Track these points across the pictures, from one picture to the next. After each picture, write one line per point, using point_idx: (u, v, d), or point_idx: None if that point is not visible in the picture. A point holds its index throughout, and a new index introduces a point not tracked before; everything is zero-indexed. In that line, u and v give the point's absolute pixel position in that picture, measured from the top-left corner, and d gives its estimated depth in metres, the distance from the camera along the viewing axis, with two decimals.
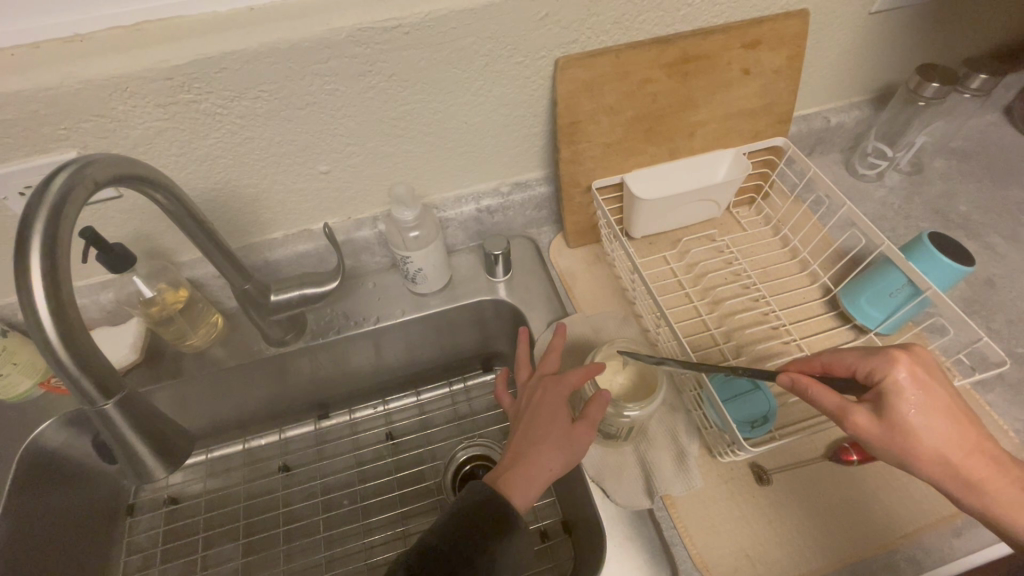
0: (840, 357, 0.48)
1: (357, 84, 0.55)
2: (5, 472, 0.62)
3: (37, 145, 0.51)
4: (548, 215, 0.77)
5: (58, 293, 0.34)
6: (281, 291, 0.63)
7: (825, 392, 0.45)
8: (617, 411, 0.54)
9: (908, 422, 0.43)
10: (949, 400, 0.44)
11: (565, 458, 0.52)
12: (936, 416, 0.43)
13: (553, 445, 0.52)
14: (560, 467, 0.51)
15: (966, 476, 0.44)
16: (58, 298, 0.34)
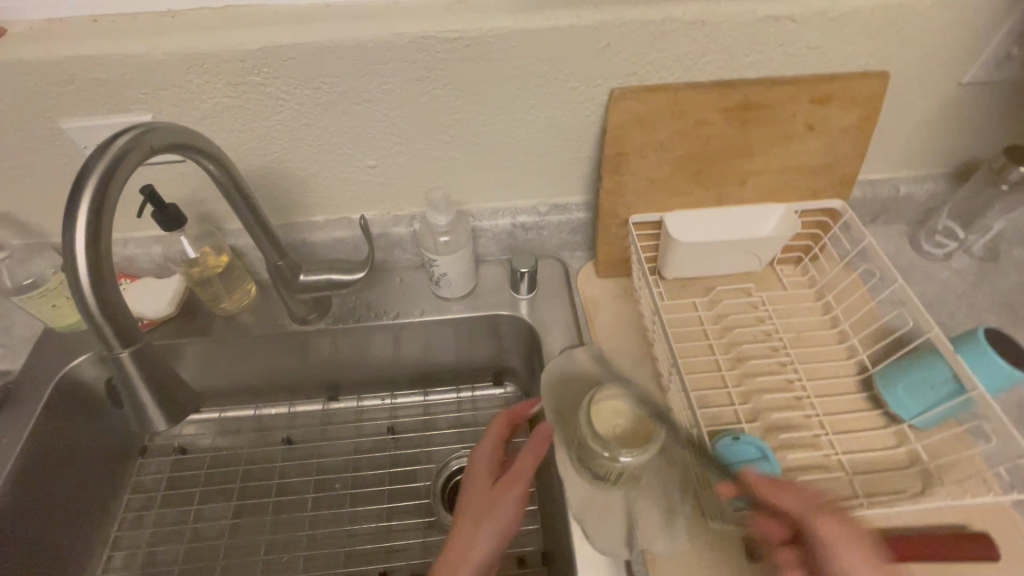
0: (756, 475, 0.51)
1: (413, 88, 0.57)
2: (42, 393, 0.66)
3: (117, 104, 0.55)
4: (583, 241, 0.76)
5: (97, 242, 0.37)
6: (309, 273, 0.65)
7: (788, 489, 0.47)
8: (612, 456, 0.52)
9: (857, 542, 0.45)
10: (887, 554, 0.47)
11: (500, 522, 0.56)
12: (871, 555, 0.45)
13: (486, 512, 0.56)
14: (493, 544, 0.55)
15: None
16: (96, 247, 0.37)
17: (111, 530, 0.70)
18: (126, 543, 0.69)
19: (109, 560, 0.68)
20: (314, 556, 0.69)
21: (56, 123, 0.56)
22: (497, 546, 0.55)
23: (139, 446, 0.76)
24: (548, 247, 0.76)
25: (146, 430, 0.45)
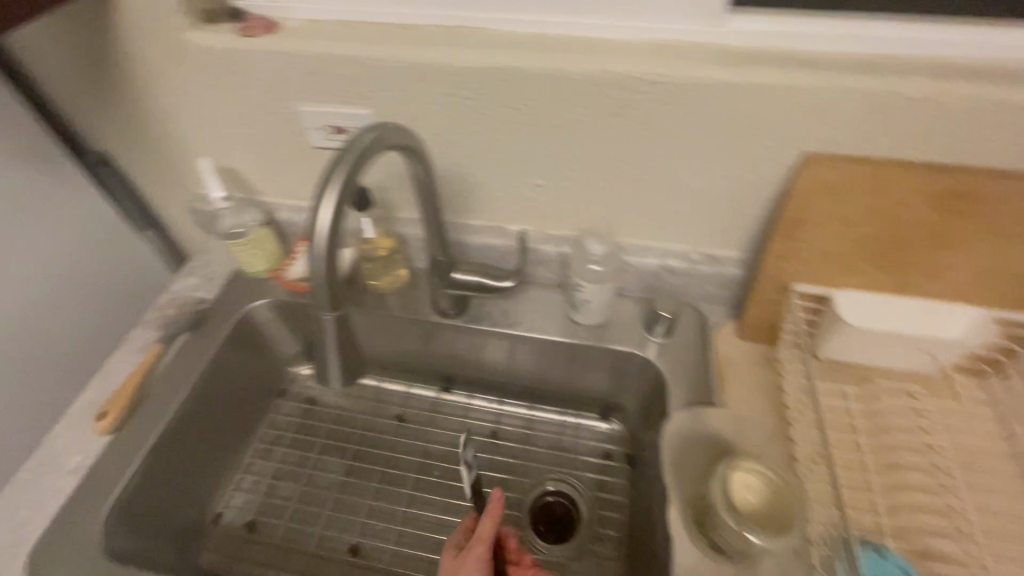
0: None
1: (605, 121, 0.59)
2: (224, 325, 0.76)
3: (347, 97, 0.63)
4: (728, 298, 0.73)
5: (339, 215, 0.43)
6: (463, 271, 0.69)
7: None
8: (740, 531, 0.50)
9: None
10: None
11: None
12: None
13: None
14: None
15: None
16: (338, 219, 0.43)
17: (245, 457, 0.79)
18: (255, 472, 0.78)
19: (240, 483, 0.77)
20: (405, 532, 0.73)
21: (292, 106, 0.66)
22: None
23: (279, 387, 0.86)
24: (689, 296, 0.74)
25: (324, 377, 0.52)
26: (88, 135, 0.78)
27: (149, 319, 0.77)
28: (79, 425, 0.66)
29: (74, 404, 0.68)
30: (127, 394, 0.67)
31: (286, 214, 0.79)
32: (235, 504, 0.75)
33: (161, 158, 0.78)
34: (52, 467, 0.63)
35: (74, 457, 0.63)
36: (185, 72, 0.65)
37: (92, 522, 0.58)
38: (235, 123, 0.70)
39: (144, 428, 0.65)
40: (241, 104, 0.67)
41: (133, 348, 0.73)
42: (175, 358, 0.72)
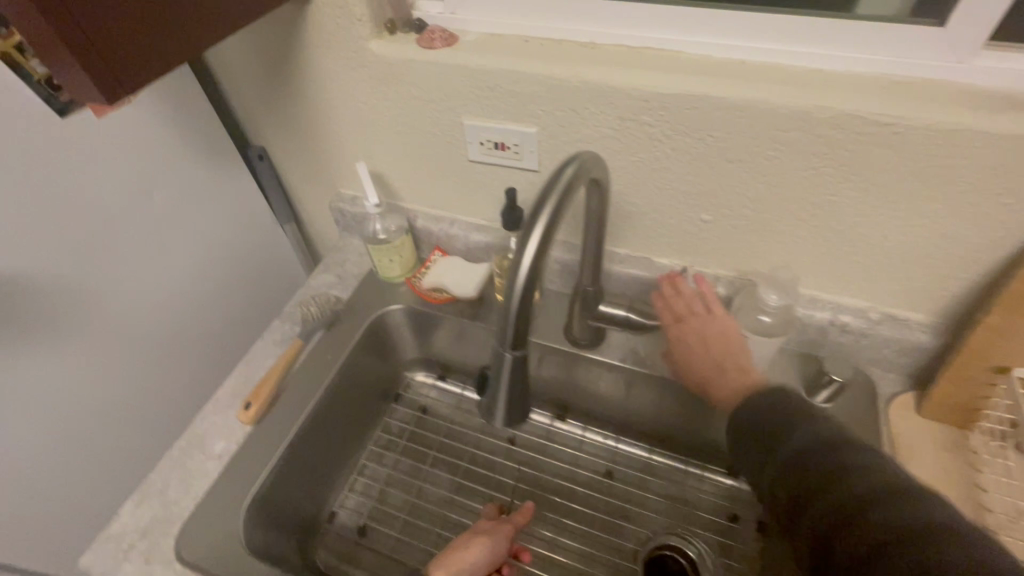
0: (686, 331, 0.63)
1: (804, 161, 0.52)
2: (359, 329, 0.77)
3: (514, 114, 0.61)
4: (906, 366, 0.64)
5: (539, 257, 0.39)
6: (609, 305, 0.66)
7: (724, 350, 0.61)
8: None
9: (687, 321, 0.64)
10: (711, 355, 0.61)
11: (473, 563, 0.61)
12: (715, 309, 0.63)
13: (454, 553, 0.62)
14: (478, 559, 0.61)
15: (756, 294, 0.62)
16: (537, 261, 0.39)
17: (360, 458, 0.79)
18: (368, 475, 0.78)
19: (353, 484, 0.77)
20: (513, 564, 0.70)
21: (461, 119, 0.64)
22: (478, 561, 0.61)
23: (394, 392, 0.86)
24: (857, 357, 0.65)
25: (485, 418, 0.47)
26: (250, 130, 0.81)
27: (288, 312, 0.79)
28: (225, 412, 0.69)
29: (220, 391, 0.71)
30: (269, 389, 0.68)
31: (423, 221, 0.79)
32: (348, 505, 0.75)
33: (315, 156, 0.80)
34: (200, 450, 0.66)
35: (220, 443, 0.66)
36: (355, 79, 0.66)
37: (238, 514, 0.60)
38: (394, 130, 0.70)
39: (287, 421, 0.67)
40: (404, 113, 0.67)
41: (274, 340, 0.76)
42: (314, 355, 0.74)
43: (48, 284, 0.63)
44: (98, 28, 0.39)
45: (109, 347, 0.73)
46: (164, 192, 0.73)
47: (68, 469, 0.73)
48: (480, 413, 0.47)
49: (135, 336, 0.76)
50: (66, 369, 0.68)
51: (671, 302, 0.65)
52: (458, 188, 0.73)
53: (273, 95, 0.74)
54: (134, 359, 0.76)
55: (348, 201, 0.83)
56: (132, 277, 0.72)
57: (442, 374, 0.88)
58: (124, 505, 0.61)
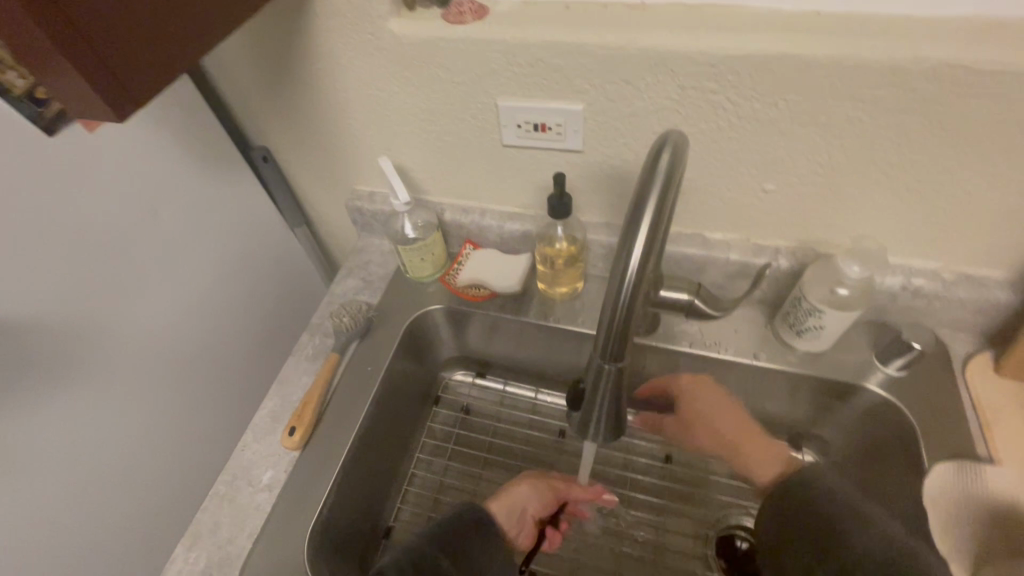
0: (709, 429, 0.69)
1: (886, 119, 0.48)
2: (395, 334, 0.72)
3: (558, 91, 0.55)
4: (980, 325, 0.61)
5: (643, 267, 0.37)
6: (669, 289, 0.61)
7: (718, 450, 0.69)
8: None
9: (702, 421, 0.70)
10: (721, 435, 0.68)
11: (522, 500, 0.65)
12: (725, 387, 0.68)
13: (513, 489, 0.66)
14: (529, 501, 0.66)
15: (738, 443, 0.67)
16: (641, 273, 0.37)
17: (408, 467, 0.73)
18: (419, 484, 0.72)
19: (404, 496, 0.71)
20: (577, 564, 0.64)
21: (494, 100, 0.58)
22: (532, 503, 0.66)
23: (434, 395, 0.80)
24: (929, 320, 0.62)
25: (578, 430, 0.48)
26: (251, 130, 0.74)
27: (316, 324, 0.74)
28: (267, 438, 0.65)
29: (258, 416, 0.67)
30: (315, 409, 0.64)
31: (451, 213, 0.74)
32: (404, 519, 0.69)
33: (326, 153, 0.74)
34: (247, 481, 0.62)
35: (267, 473, 0.62)
36: (372, 66, 0.60)
37: (301, 546, 0.56)
38: (417, 118, 0.64)
39: (334, 443, 0.63)
40: (428, 99, 0.61)
41: (306, 357, 0.71)
42: (353, 367, 0.69)
43: (61, 321, 0.58)
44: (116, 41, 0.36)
45: (132, 384, 0.67)
46: (169, 208, 0.67)
47: (110, 525, 0.67)
48: (573, 426, 0.50)
49: (157, 368, 0.70)
50: (94, 415, 0.63)
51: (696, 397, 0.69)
52: (489, 176, 0.68)
53: (276, 90, 0.67)
54: (160, 393, 0.71)
55: (365, 199, 0.77)
56: (145, 304, 0.67)
57: (480, 370, 0.82)
58: (176, 550, 0.57)
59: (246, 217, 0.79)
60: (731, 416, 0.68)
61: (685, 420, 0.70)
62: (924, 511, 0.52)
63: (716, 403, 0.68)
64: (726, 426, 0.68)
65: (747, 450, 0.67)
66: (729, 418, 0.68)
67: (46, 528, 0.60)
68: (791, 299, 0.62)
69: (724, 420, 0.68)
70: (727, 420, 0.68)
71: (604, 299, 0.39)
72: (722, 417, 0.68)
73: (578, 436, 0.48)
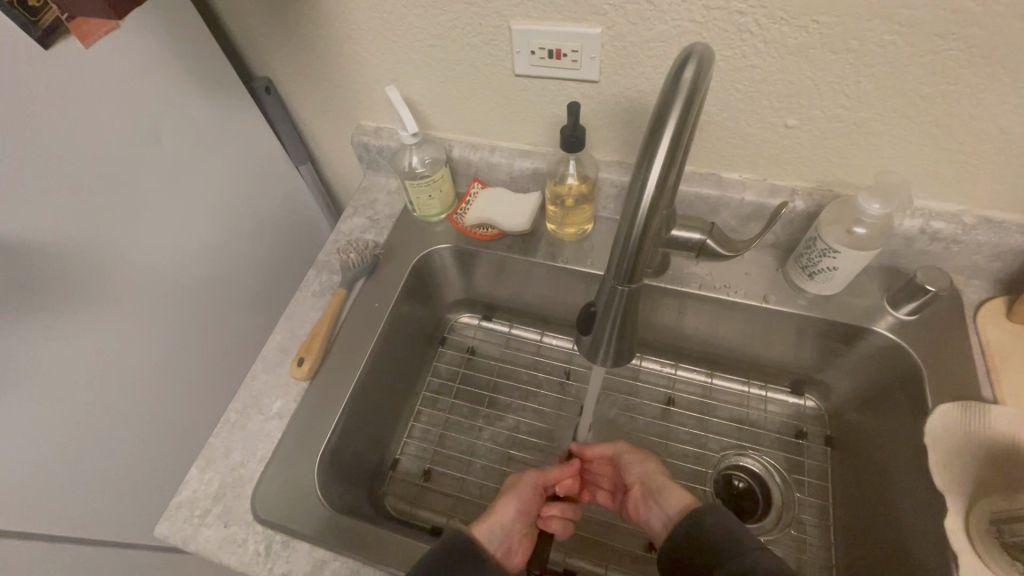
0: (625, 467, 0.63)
1: (922, 45, 0.46)
2: (401, 273, 0.71)
3: (576, 13, 0.53)
4: (997, 270, 0.60)
5: (665, 178, 0.36)
6: (683, 229, 0.59)
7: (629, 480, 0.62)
8: None
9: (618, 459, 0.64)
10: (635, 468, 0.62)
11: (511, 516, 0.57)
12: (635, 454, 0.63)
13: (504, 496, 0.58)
14: (518, 510, 0.58)
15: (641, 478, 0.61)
16: (662, 185, 0.36)
17: (415, 403, 0.74)
18: (425, 420, 0.73)
19: (410, 431, 0.72)
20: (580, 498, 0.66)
21: (508, 23, 0.56)
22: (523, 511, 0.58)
23: (440, 336, 0.80)
24: (946, 265, 0.61)
25: (583, 357, 0.50)
26: (253, 59, 0.72)
27: (323, 261, 0.74)
28: (276, 368, 0.65)
29: (267, 348, 0.67)
30: (320, 342, 0.64)
31: (460, 150, 0.72)
32: (410, 452, 0.71)
33: (331, 84, 0.71)
34: (258, 409, 0.63)
35: (277, 402, 0.63)
36: None
37: (312, 471, 0.58)
38: (426, 44, 0.61)
39: (342, 376, 0.64)
40: (439, 22, 0.58)
41: (314, 292, 0.71)
42: (359, 304, 0.69)
43: (71, 247, 0.57)
44: None
45: (140, 319, 0.67)
46: (172, 136, 0.65)
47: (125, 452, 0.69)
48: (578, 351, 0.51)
49: (165, 301, 0.70)
50: (106, 344, 0.63)
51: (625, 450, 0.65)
52: (500, 109, 0.66)
53: (278, 12, 0.63)
54: (168, 329, 0.71)
55: (372, 134, 0.75)
56: (154, 235, 0.66)
57: (486, 313, 0.82)
58: (190, 471, 0.59)
59: (249, 151, 0.78)
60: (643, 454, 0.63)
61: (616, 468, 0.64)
62: (924, 448, 0.53)
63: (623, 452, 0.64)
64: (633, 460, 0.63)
65: (649, 484, 0.59)
66: (635, 466, 0.62)
67: (64, 452, 0.61)
68: (806, 240, 0.61)
69: (631, 454, 0.63)
70: (634, 463, 0.63)
71: (620, 221, 0.38)
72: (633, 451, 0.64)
73: (587, 360, 0.49)
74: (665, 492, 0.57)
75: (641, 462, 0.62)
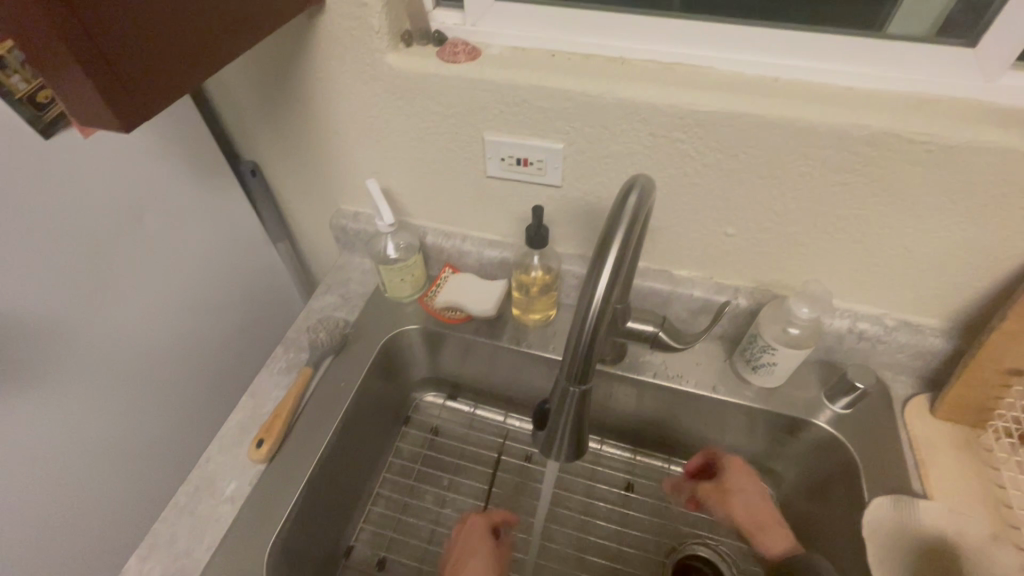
0: (741, 490, 0.65)
1: (832, 178, 0.54)
2: (370, 354, 0.73)
3: (541, 130, 0.60)
4: (920, 368, 0.66)
5: (607, 294, 0.40)
6: (637, 321, 0.63)
7: (734, 495, 0.65)
8: None
9: (729, 484, 0.66)
10: (750, 497, 0.65)
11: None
12: (750, 483, 0.66)
13: (494, 557, 0.63)
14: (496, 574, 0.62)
15: (755, 512, 0.64)
16: (605, 300, 0.40)
17: (373, 486, 0.73)
18: (383, 504, 0.72)
19: (367, 515, 0.71)
20: None
21: (481, 133, 0.62)
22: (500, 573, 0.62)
23: (404, 415, 0.80)
24: (874, 361, 0.67)
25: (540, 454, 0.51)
26: (243, 145, 0.76)
27: (292, 338, 0.75)
28: (233, 448, 0.64)
29: (225, 426, 0.66)
30: (281, 422, 0.64)
31: (434, 237, 0.77)
32: (365, 538, 0.69)
33: (315, 173, 0.76)
34: (210, 493, 0.61)
35: (231, 485, 0.62)
36: (367, 95, 0.63)
37: (259, 561, 0.55)
38: (407, 145, 0.67)
39: (301, 458, 0.63)
40: (419, 128, 0.64)
41: (281, 369, 0.72)
42: (326, 384, 0.69)
43: (33, 321, 0.57)
44: (127, 72, 0.38)
45: (94, 391, 0.66)
46: (155, 215, 0.68)
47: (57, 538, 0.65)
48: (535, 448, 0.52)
49: (123, 373, 0.69)
50: (54, 417, 0.61)
51: (738, 475, 0.67)
52: (472, 203, 0.71)
53: (271, 108, 0.69)
54: (122, 403, 0.70)
55: (350, 218, 0.79)
56: (123, 311, 0.67)
57: (451, 393, 0.83)
58: (129, 561, 0.56)
59: (229, 229, 0.80)
60: (756, 488, 0.65)
61: (725, 490, 0.66)
62: (864, 542, 0.55)
63: (737, 475, 0.67)
64: (748, 490, 0.65)
65: (758, 518, 0.63)
66: (748, 500, 0.64)
67: None
68: (749, 336, 0.66)
69: (745, 481, 0.66)
70: (743, 487, 0.65)
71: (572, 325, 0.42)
72: (745, 477, 0.66)
73: (543, 454, 0.51)
74: (767, 528, 0.63)
75: (756, 498, 0.64)
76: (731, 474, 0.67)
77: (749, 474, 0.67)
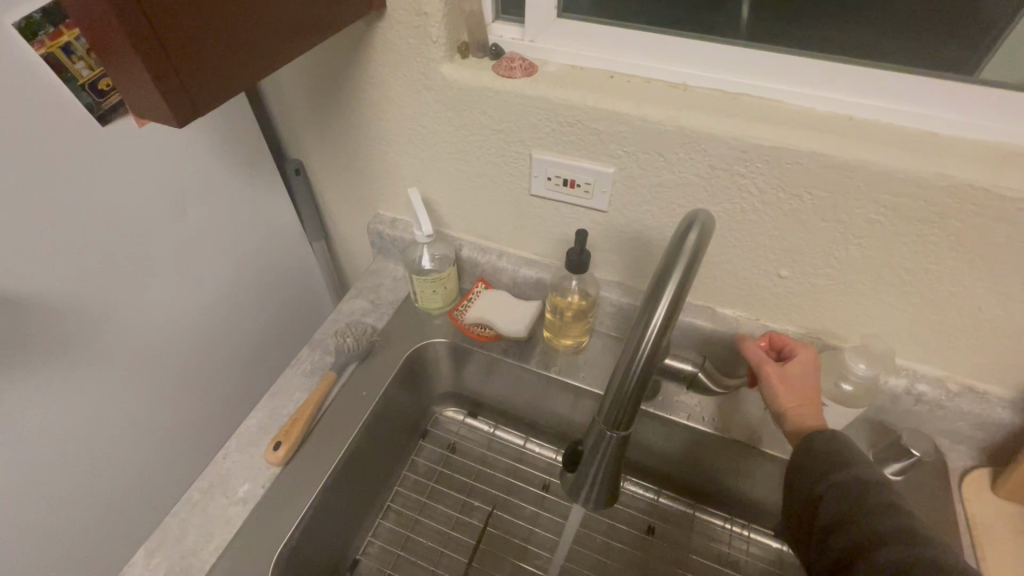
0: (795, 381, 0.55)
1: (904, 228, 0.50)
2: (395, 364, 0.72)
3: (592, 153, 0.58)
4: (981, 440, 0.61)
5: (656, 340, 0.38)
6: (676, 359, 0.60)
7: (793, 375, 0.55)
8: None
9: (782, 373, 0.55)
10: (803, 390, 0.54)
11: None
12: (807, 379, 0.55)
13: None
14: None
15: (806, 402, 0.54)
16: (654, 346, 0.38)
17: (385, 499, 0.71)
18: (394, 519, 0.70)
19: (376, 529, 0.69)
20: None
21: (530, 151, 0.61)
22: None
23: (422, 428, 0.78)
24: (930, 427, 0.62)
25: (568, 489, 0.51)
26: (290, 143, 0.77)
27: (318, 340, 0.74)
28: (249, 448, 0.64)
29: (244, 425, 0.66)
30: (302, 426, 0.63)
31: (470, 251, 0.75)
32: (372, 552, 0.67)
33: (358, 175, 0.76)
34: (222, 492, 0.60)
35: (244, 486, 0.60)
36: (418, 103, 0.62)
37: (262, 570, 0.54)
38: (452, 156, 0.66)
39: (316, 465, 0.62)
40: (467, 140, 0.63)
41: (305, 371, 0.71)
42: (348, 390, 0.68)
43: (71, 305, 0.58)
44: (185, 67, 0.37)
45: (121, 377, 0.66)
46: (198, 208, 0.68)
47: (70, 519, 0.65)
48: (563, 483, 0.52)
49: (151, 360, 0.69)
50: (81, 399, 0.62)
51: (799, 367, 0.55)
52: (513, 220, 0.69)
53: (322, 108, 0.69)
54: (146, 390, 0.70)
55: (387, 224, 0.79)
56: (157, 299, 0.67)
57: (472, 410, 0.81)
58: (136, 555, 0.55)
59: (268, 224, 0.81)
60: (811, 383, 0.55)
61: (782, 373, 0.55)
62: None
63: (801, 372, 0.55)
64: (802, 386, 0.55)
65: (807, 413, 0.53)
66: (802, 386, 0.54)
67: None
68: None
69: (804, 378, 0.55)
70: (801, 377, 0.55)
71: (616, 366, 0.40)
72: (808, 369, 0.55)
73: (572, 491, 0.50)
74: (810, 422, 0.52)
75: (808, 388, 0.54)
76: (793, 364, 0.56)
77: (812, 377, 0.55)
